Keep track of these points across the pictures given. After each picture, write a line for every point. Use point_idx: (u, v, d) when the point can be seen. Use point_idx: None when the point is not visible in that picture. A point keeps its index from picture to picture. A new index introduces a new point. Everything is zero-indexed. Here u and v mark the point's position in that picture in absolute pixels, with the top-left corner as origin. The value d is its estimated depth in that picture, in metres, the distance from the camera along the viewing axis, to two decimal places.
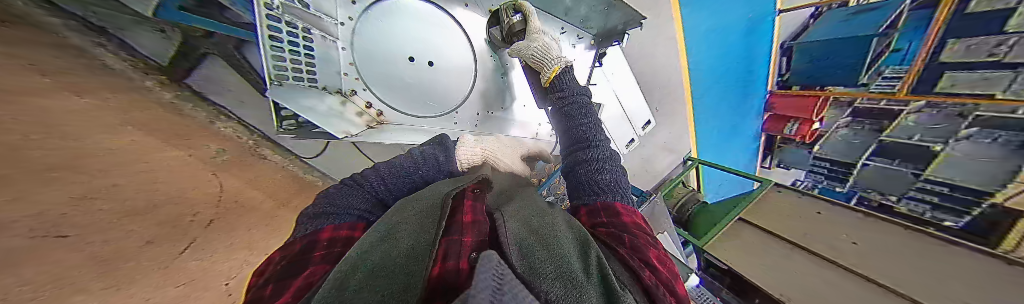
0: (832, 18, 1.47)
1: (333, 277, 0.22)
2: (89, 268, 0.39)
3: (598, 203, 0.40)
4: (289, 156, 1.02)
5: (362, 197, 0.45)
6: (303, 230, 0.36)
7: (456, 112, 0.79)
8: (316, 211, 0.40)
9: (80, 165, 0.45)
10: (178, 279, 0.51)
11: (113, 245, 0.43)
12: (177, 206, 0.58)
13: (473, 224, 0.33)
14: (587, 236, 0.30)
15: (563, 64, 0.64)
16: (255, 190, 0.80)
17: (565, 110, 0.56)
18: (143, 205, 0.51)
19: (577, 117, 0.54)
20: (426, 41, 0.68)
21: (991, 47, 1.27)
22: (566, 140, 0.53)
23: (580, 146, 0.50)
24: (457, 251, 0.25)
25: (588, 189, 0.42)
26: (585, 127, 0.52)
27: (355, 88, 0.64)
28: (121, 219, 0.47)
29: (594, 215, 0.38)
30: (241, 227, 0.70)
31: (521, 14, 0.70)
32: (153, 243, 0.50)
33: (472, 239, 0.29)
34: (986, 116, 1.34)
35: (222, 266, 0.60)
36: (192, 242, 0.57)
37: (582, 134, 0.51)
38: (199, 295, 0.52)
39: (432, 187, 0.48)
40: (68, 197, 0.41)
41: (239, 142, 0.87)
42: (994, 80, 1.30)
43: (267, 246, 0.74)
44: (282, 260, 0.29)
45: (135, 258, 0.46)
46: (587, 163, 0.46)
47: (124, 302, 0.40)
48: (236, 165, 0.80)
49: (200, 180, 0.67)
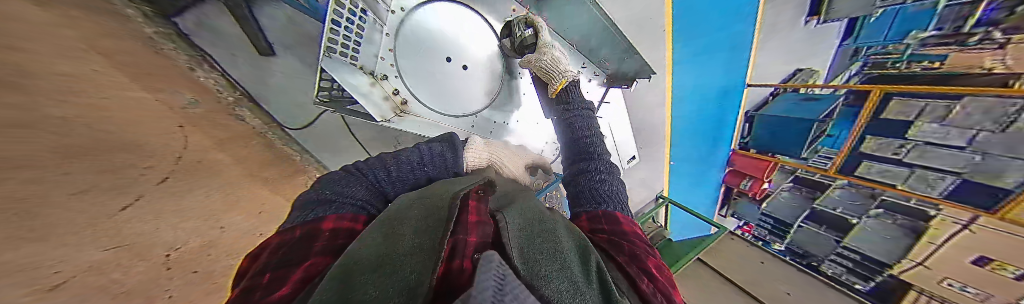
0: (786, 99, 1.66)
1: (338, 265, 0.21)
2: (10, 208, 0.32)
3: (596, 212, 0.42)
4: (268, 124, 0.91)
5: (363, 186, 0.43)
6: (299, 217, 0.34)
7: (477, 115, 0.80)
8: (314, 197, 0.38)
9: (31, 86, 0.39)
10: (107, 242, 0.42)
11: (40, 186, 0.36)
12: (130, 154, 0.50)
13: (477, 224, 0.33)
14: (586, 244, 0.31)
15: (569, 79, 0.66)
16: (225, 153, 0.72)
17: (571, 125, 0.59)
18: (88, 146, 0.44)
19: (581, 131, 0.58)
20: (463, 44, 0.70)
21: (895, 147, 1.52)
22: (569, 152, 0.57)
23: (581, 159, 0.53)
24: (464, 249, 0.25)
25: (587, 197, 0.45)
26: (587, 142, 0.56)
27: (391, 74, 0.64)
28: (60, 156, 0.40)
29: (594, 222, 0.40)
30: (204, 190, 0.62)
31: (533, 29, 0.70)
32: (88, 192, 0.42)
33: (478, 239, 0.29)
34: (889, 199, 1.68)
35: (169, 234, 0.52)
36: (137, 200, 0.49)
37: (584, 147, 0.55)
38: (129, 265, 0.44)
39: (440, 184, 0.47)
40: (11, 119, 0.35)
41: (217, 98, 0.79)
42: (894, 173, 1.60)
43: (228, 217, 0.66)
44: (283, 248, 0.27)
45: (66, 206, 0.39)
46: (587, 175, 0.49)
47: (36, 262, 0.34)
48: (208, 121, 0.72)
49: (163, 130, 0.59)
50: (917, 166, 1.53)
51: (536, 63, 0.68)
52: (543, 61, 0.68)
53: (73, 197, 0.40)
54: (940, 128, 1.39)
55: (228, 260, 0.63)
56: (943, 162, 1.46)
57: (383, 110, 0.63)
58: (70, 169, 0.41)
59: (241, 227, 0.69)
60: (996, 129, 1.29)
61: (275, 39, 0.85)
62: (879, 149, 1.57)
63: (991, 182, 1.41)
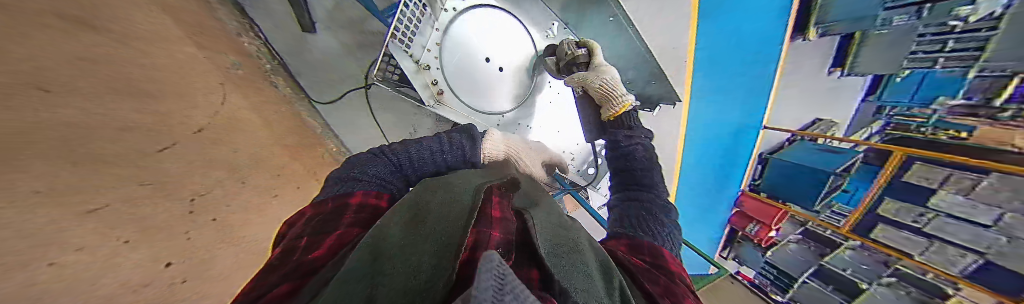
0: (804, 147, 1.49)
1: (363, 243, 0.23)
2: (60, 133, 0.36)
3: (636, 241, 0.41)
4: (299, 95, 0.97)
5: (387, 167, 0.45)
6: (334, 189, 0.38)
7: (505, 116, 0.81)
8: (345, 176, 0.42)
9: (90, 28, 0.43)
10: (146, 177, 0.46)
11: (95, 117, 0.40)
12: (177, 102, 0.55)
13: (500, 220, 0.34)
14: (609, 263, 0.31)
15: (624, 107, 0.67)
16: (257, 115, 0.76)
17: (625, 156, 0.59)
18: (145, 87, 0.49)
19: (631, 161, 0.58)
20: (503, 47, 0.74)
21: (916, 215, 1.37)
22: (620, 182, 0.56)
23: (632, 190, 0.53)
24: (485, 240, 0.27)
25: (629, 223, 0.45)
26: (639, 173, 0.55)
27: (432, 65, 0.68)
28: (115, 94, 0.44)
29: (636, 251, 0.39)
30: (235, 145, 0.66)
31: (586, 49, 0.77)
32: (136, 129, 0.46)
33: (500, 235, 0.30)
34: (903, 269, 1.49)
35: (199, 180, 0.55)
36: (174, 145, 0.52)
37: (633, 178, 0.55)
38: (156, 203, 0.46)
39: (462, 174, 0.48)
40: (68, 57, 0.39)
41: (258, 64, 0.85)
42: (913, 241, 1.42)
43: (252, 174, 0.69)
44: (323, 218, 0.32)
45: (114, 138, 0.42)
46: (636, 206, 0.48)
47: (74, 185, 0.36)
48: (247, 84, 0.77)
49: (207, 85, 0.64)
50: (935, 238, 1.36)
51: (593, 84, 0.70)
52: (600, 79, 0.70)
53: (123, 132, 0.44)
54: (965, 201, 1.26)
55: (246, 214, 0.65)
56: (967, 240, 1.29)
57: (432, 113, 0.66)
58: (122, 106, 0.45)
59: (262, 185, 0.71)
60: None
61: (319, 17, 0.91)
62: (901, 212, 1.40)
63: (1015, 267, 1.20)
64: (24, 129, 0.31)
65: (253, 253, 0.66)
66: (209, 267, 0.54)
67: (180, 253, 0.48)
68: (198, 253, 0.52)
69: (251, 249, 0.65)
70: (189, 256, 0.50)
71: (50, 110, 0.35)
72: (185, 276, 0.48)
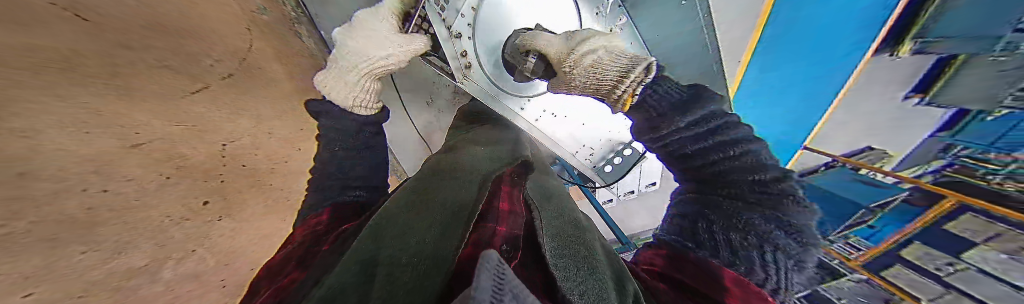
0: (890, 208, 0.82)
1: (361, 238, 0.25)
2: (88, 64, 0.36)
3: (682, 254, 0.28)
4: (321, 49, 0.92)
5: (365, 165, 0.46)
6: (311, 205, 0.39)
7: (542, 111, 0.67)
8: (327, 158, 0.42)
9: None
10: (180, 118, 0.47)
11: (121, 53, 0.40)
12: (204, 43, 0.53)
13: (509, 214, 0.28)
14: (624, 272, 0.25)
15: (641, 89, 0.34)
16: (280, 64, 0.74)
17: (683, 140, 0.31)
18: (173, 24, 0.49)
19: (717, 150, 0.30)
20: (555, 18, 0.56)
21: None
22: (685, 172, 0.34)
23: (717, 188, 0.30)
24: (488, 238, 0.22)
25: (705, 239, 0.28)
26: (727, 165, 0.29)
27: (466, 34, 0.57)
28: (141, 28, 0.43)
29: (676, 268, 0.28)
30: (259, 96, 0.65)
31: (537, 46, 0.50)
32: (167, 67, 0.46)
33: (508, 229, 0.25)
34: None
35: (229, 125, 0.56)
36: (205, 88, 0.52)
37: (721, 174, 0.30)
38: (191, 146, 0.48)
39: (470, 162, 0.44)
40: None
41: (282, 10, 0.80)
42: None
43: (275, 128, 0.69)
44: (313, 233, 0.34)
45: (142, 74, 0.42)
46: (718, 221, 0.28)
47: (108, 119, 0.37)
48: (272, 31, 0.74)
49: (234, 29, 0.61)
50: None
51: (576, 87, 0.44)
52: (580, 74, 0.42)
53: (160, 71, 0.45)
54: None
55: (271, 163, 0.67)
56: None
57: (366, 101, 0.53)
58: (155, 43, 0.45)
59: (284, 137, 0.72)
60: None
61: None
62: None
63: None
64: (63, 44, 0.33)
65: (278, 201, 0.68)
66: (241, 210, 0.58)
67: (215, 193, 0.52)
68: (231, 196, 0.55)
69: (275, 197, 0.68)
70: (223, 197, 0.53)
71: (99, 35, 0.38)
72: (221, 216, 0.53)
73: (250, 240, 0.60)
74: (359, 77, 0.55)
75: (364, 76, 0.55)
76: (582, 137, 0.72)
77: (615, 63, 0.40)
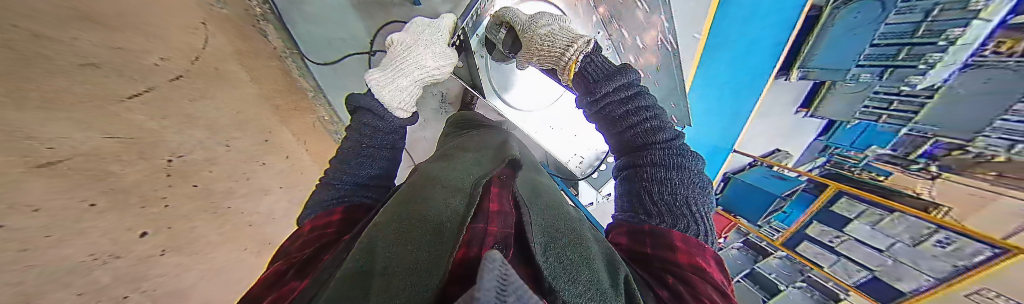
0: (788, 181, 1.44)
1: (354, 255, 0.21)
2: (10, 69, 0.29)
3: (641, 226, 0.33)
4: (291, 49, 0.81)
5: (375, 167, 0.44)
6: (321, 202, 0.38)
7: (542, 125, 0.71)
8: (341, 155, 0.43)
9: None
10: (113, 129, 0.39)
11: (50, 51, 0.33)
12: (151, 40, 0.46)
13: (498, 213, 0.22)
14: (616, 257, 0.24)
15: (582, 57, 0.46)
16: (242, 67, 0.66)
17: (612, 109, 0.42)
18: (104, 12, 0.40)
19: (631, 115, 0.40)
20: None
21: (833, 237, 1.53)
22: (616, 140, 0.42)
23: (639, 154, 0.38)
24: (478, 239, 0.17)
25: (651, 207, 0.33)
26: (641, 126, 0.39)
27: (479, 52, 0.61)
28: (77, 24, 0.36)
29: (638, 241, 0.32)
30: (213, 100, 0.56)
31: (506, 26, 0.56)
32: (98, 68, 0.38)
33: (499, 228, 0.20)
34: (822, 282, 1.73)
35: (175, 138, 0.48)
36: (148, 92, 0.44)
37: (643, 140, 0.39)
38: (129, 163, 0.41)
39: (467, 163, 0.39)
40: None
41: (244, 4, 0.69)
42: (824, 257, 1.61)
43: (232, 137, 0.59)
44: (319, 237, 0.32)
45: (74, 79, 0.35)
46: (648, 183, 0.34)
47: (15, 129, 0.29)
48: (236, 28, 0.67)
49: (186, 25, 0.54)
50: (844, 256, 1.56)
51: (537, 51, 0.51)
52: (539, 36, 0.50)
53: (88, 70, 0.37)
54: (871, 229, 1.41)
55: (229, 182, 0.58)
56: (863, 258, 1.50)
57: (407, 102, 0.53)
58: (83, 36, 0.37)
59: (243, 151, 0.62)
60: (910, 242, 1.33)
61: None
62: (819, 233, 1.56)
63: (893, 283, 1.48)
64: None
65: (236, 227, 0.61)
66: (190, 241, 0.50)
67: (158, 222, 0.44)
68: (177, 226, 0.47)
69: (233, 222, 0.60)
70: (167, 226, 0.46)
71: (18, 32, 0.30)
72: (164, 248, 0.45)
73: (198, 276, 0.52)
74: (408, 84, 0.54)
75: (414, 83, 0.55)
76: (572, 146, 0.77)
77: (563, 36, 0.50)
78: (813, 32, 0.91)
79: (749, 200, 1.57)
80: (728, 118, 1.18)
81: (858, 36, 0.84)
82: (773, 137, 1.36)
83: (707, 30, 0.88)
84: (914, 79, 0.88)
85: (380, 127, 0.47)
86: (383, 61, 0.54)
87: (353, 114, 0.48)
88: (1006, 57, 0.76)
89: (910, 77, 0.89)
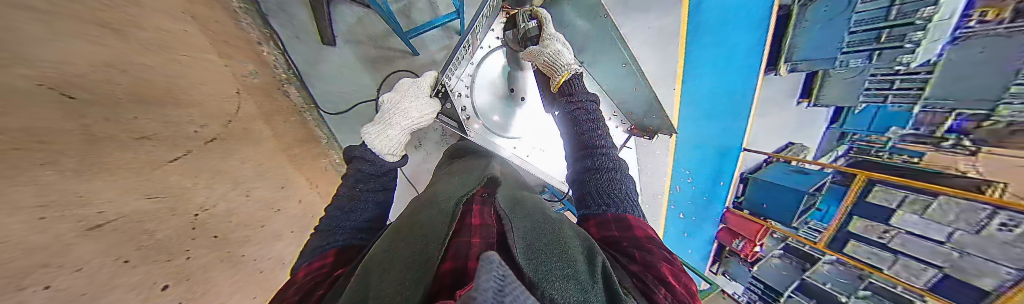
0: (807, 176, 1.35)
1: (351, 288, 0.22)
2: (72, 149, 0.34)
3: (605, 216, 0.34)
4: (308, 104, 0.95)
5: (370, 211, 0.49)
6: (315, 248, 0.40)
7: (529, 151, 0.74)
8: (350, 193, 0.48)
9: (123, 43, 0.44)
10: (152, 190, 0.44)
11: (114, 129, 0.40)
12: (194, 113, 0.54)
13: (481, 226, 0.24)
14: (593, 245, 0.25)
15: (573, 73, 0.52)
16: (265, 124, 0.75)
17: (574, 116, 0.47)
18: (166, 93, 0.49)
19: (585, 123, 0.45)
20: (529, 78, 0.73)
21: (881, 231, 1.39)
22: (573, 145, 0.46)
23: (590, 157, 0.41)
24: (464, 250, 0.19)
25: (605, 198, 0.36)
26: (592, 134, 0.44)
27: (461, 93, 0.68)
28: (139, 104, 0.44)
29: (604, 228, 0.33)
30: (239, 156, 0.63)
31: (537, 21, 0.61)
32: (149, 140, 0.45)
33: (482, 239, 0.22)
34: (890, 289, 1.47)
35: (202, 194, 0.52)
36: (185, 154, 0.51)
37: (594, 143, 0.43)
38: (161, 219, 0.45)
39: (445, 189, 0.41)
40: (116, 83, 0.41)
41: (273, 73, 0.84)
42: (879, 257, 1.43)
43: (253, 188, 0.65)
44: (314, 277, 0.33)
45: (127, 150, 0.41)
46: (602, 182, 0.38)
47: (69, 196, 0.33)
48: (263, 91, 0.78)
49: (226, 96, 0.64)
50: (899, 253, 1.37)
51: (542, 57, 0.55)
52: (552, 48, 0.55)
53: (139, 142, 0.43)
54: (920, 219, 1.27)
55: (245, 230, 0.62)
56: (924, 255, 1.32)
57: (397, 147, 0.58)
58: (140, 114, 0.44)
59: (261, 200, 0.68)
60: (971, 230, 1.17)
61: (342, 32, 0.93)
62: (865, 230, 1.41)
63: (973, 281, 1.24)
64: (40, 125, 0.31)
65: (248, 274, 0.62)
66: (205, 292, 0.51)
67: (178, 275, 0.46)
68: (194, 277, 0.49)
69: (245, 270, 0.62)
70: (186, 278, 0.48)
71: (95, 119, 0.38)
72: (181, 300, 0.46)
73: None
74: (397, 133, 0.58)
75: (402, 131, 0.59)
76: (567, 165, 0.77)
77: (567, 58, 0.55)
78: (789, 31, 0.99)
79: (772, 201, 1.44)
80: (725, 116, 1.17)
81: (838, 23, 0.89)
82: (783, 132, 1.34)
83: (682, 43, 1.00)
84: (904, 59, 0.90)
85: (371, 172, 0.52)
86: (376, 115, 0.60)
87: (348, 163, 0.53)
88: (993, 26, 0.82)
89: (900, 58, 0.90)
